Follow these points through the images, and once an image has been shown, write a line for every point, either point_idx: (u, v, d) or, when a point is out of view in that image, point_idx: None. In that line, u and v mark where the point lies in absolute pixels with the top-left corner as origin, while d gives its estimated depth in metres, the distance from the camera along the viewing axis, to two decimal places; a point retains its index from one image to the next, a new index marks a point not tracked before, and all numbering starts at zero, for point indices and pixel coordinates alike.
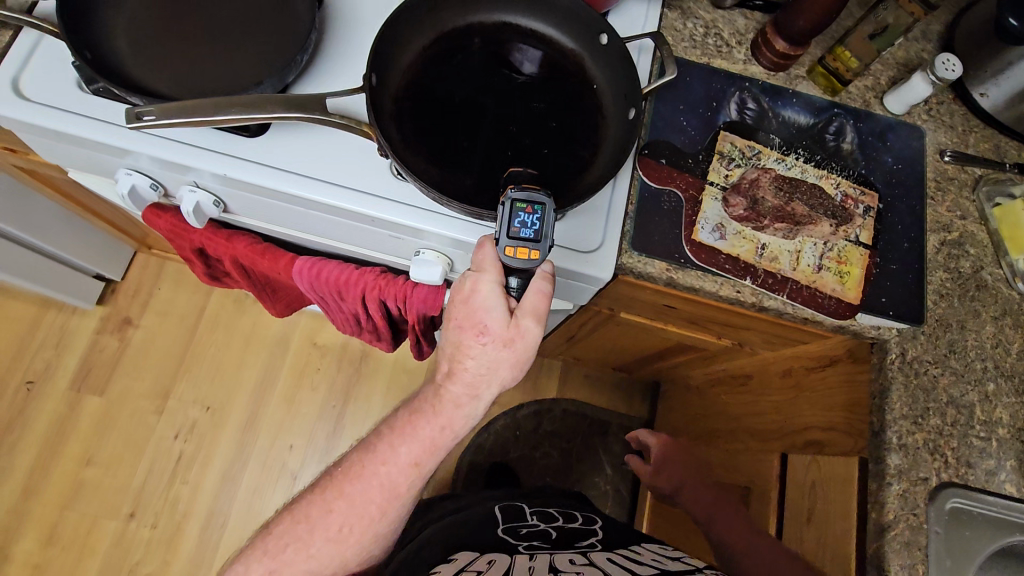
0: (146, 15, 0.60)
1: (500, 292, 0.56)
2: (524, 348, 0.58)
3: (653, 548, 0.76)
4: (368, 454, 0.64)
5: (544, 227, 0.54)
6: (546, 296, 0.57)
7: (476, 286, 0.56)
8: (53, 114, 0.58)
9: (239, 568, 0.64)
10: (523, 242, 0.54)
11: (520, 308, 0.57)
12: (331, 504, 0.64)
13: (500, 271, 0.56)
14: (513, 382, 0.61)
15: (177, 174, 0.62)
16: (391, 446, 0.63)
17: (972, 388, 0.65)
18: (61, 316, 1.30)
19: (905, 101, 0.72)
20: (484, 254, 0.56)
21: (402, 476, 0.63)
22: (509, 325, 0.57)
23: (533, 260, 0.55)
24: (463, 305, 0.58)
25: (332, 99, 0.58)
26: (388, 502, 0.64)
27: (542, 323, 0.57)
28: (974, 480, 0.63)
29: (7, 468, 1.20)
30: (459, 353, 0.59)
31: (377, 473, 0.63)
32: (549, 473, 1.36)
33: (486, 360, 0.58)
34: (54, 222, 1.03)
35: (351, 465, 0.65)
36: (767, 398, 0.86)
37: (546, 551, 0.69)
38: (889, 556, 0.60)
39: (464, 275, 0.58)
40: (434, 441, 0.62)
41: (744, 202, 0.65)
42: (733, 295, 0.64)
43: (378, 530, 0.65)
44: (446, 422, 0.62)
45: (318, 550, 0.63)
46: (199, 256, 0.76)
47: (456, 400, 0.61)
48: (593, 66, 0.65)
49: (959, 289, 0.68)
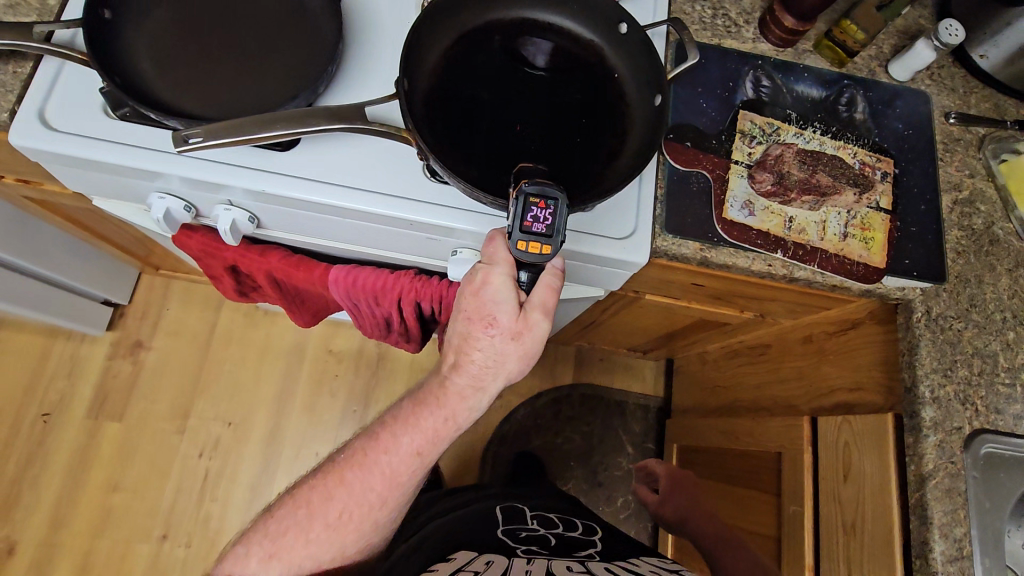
0: (169, 37, 0.59)
1: (511, 285, 0.56)
2: (532, 341, 0.58)
3: (653, 561, 0.75)
4: (371, 443, 0.65)
5: (556, 219, 0.53)
6: (554, 290, 0.57)
7: (487, 278, 0.56)
8: (83, 142, 0.57)
9: (239, 550, 0.65)
10: (535, 236, 0.53)
11: (529, 301, 0.57)
12: (331, 490, 0.65)
13: (511, 264, 0.56)
14: (518, 376, 0.61)
15: (210, 194, 0.62)
16: (393, 435, 0.64)
17: (994, 338, 0.69)
18: (70, 345, 1.28)
19: (909, 68, 0.74)
20: (496, 248, 0.56)
21: (404, 465, 0.64)
22: (518, 318, 0.57)
23: (545, 255, 0.54)
24: (473, 297, 0.57)
25: (370, 108, 0.60)
26: (388, 491, 0.64)
27: (549, 318, 0.58)
28: (1002, 425, 0.67)
29: (32, 502, 1.19)
30: (466, 344, 0.58)
31: (379, 461, 0.64)
32: (573, 457, 1.39)
33: (493, 352, 0.58)
34: (65, 252, 1.02)
35: (354, 453, 0.65)
36: (789, 365, 0.89)
37: (542, 558, 0.69)
38: (931, 503, 0.63)
39: (475, 267, 0.57)
40: (437, 432, 0.63)
41: (771, 177, 0.68)
42: (765, 269, 0.66)
43: (379, 517, 0.65)
44: (449, 414, 0.62)
45: (317, 536, 0.64)
46: (228, 273, 0.78)
47: (460, 392, 0.61)
48: (613, 55, 0.66)
49: (974, 246, 0.71)
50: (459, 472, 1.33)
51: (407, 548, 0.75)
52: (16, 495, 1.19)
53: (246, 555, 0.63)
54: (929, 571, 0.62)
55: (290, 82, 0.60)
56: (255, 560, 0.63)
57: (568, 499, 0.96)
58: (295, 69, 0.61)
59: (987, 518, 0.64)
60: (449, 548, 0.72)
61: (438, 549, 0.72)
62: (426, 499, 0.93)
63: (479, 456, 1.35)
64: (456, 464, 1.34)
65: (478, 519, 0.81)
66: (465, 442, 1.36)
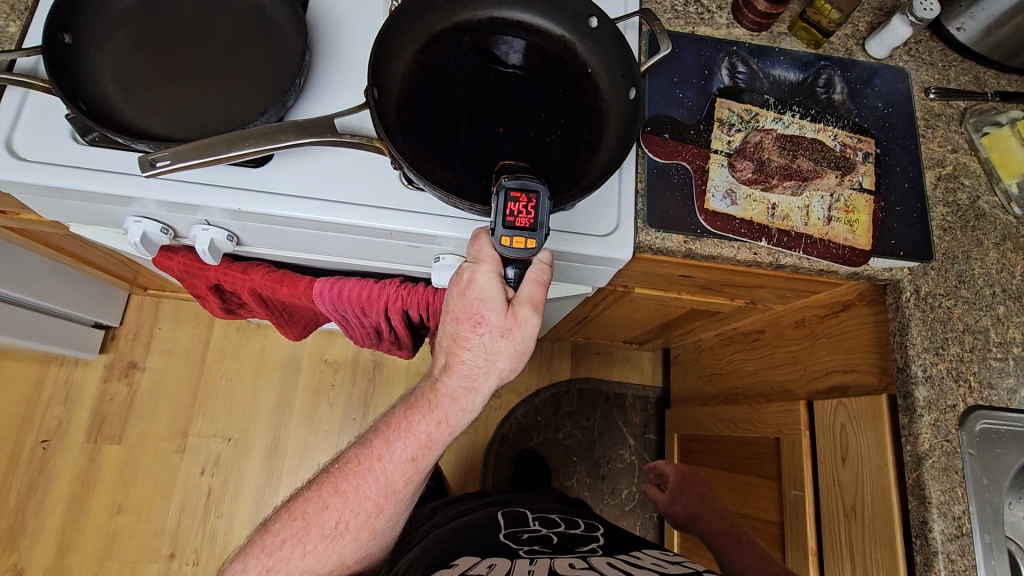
0: (132, 60, 0.59)
1: (498, 282, 0.55)
2: (523, 338, 0.57)
3: (654, 553, 0.75)
4: (364, 450, 0.65)
5: (539, 214, 0.52)
6: (543, 285, 0.57)
7: (474, 277, 0.55)
8: (53, 171, 0.56)
9: (235, 566, 0.63)
10: (519, 231, 0.52)
11: (517, 297, 0.56)
12: (326, 500, 0.64)
13: (497, 261, 0.55)
14: (511, 374, 0.60)
15: (186, 215, 0.61)
16: (386, 441, 0.64)
17: (985, 313, 0.69)
18: (64, 370, 1.27)
19: (886, 45, 0.73)
20: (480, 246, 0.55)
21: (398, 471, 0.63)
22: (506, 315, 0.56)
23: (531, 250, 0.53)
24: (460, 296, 0.56)
25: (340, 120, 0.59)
26: (384, 499, 0.64)
27: (539, 313, 0.57)
28: (996, 400, 0.67)
29: (37, 528, 1.19)
30: (456, 345, 0.58)
31: (373, 469, 0.63)
32: (575, 452, 1.39)
33: (484, 351, 0.57)
34: (52, 278, 1.01)
35: (348, 462, 0.65)
36: (783, 349, 0.89)
37: (545, 556, 0.68)
38: (928, 482, 0.63)
39: (461, 266, 0.56)
40: (431, 436, 0.62)
41: (751, 165, 0.66)
42: (751, 257, 0.65)
43: (377, 526, 0.65)
44: (441, 417, 0.61)
45: (314, 548, 0.63)
46: (213, 292, 0.77)
47: (451, 394, 0.60)
48: (585, 50, 0.65)
49: (961, 221, 0.71)
50: (463, 473, 1.34)
51: (412, 554, 0.73)
52: (20, 522, 1.19)
53: (244, 569, 0.62)
54: (930, 550, 0.61)
55: (259, 97, 0.59)
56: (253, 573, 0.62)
57: (569, 502, 0.97)
58: (265, 85, 0.60)
59: (986, 494, 0.64)
60: (454, 550, 0.71)
61: (444, 550, 0.72)
62: (427, 511, 0.93)
63: (481, 458, 1.35)
64: (459, 466, 1.34)
65: (483, 521, 0.81)
66: (466, 442, 1.36)
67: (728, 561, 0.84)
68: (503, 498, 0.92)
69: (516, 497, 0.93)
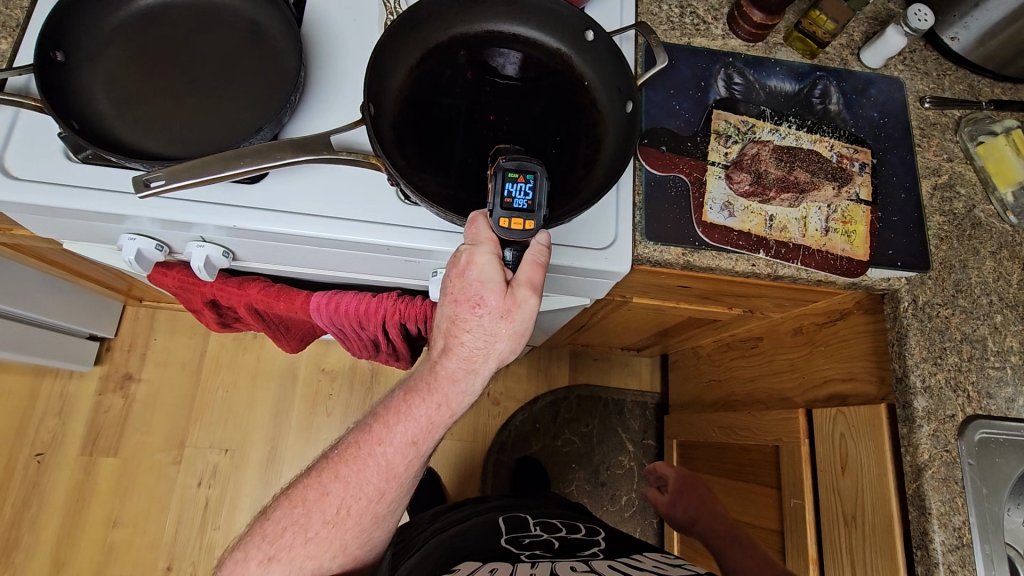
0: (126, 77, 0.58)
1: (496, 264, 0.53)
2: (522, 320, 0.54)
3: (655, 556, 0.74)
4: (364, 435, 0.61)
5: (537, 196, 0.52)
6: (541, 266, 0.54)
7: (471, 260, 0.53)
8: (47, 189, 0.56)
9: (236, 556, 0.60)
10: (517, 212, 0.52)
11: (515, 279, 0.54)
12: (326, 487, 0.60)
13: (496, 243, 0.53)
14: (512, 357, 0.57)
15: (182, 232, 0.61)
16: (386, 425, 0.60)
17: (982, 323, 0.69)
18: (57, 384, 1.26)
19: (881, 55, 0.74)
20: (478, 228, 0.53)
21: (399, 456, 0.60)
22: (505, 296, 0.53)
23: (529, 232, 0.52)
24: (458, 279, 0.54)
25: (336, 137, 0.59)
26: (385, 484, 0.60)
27: (538, 294, 0.54)
28: (995, 409, 0.67)
29: (33, 543, 1.17)
30: (455, 328, 0.55)
31: (373, 454, 0.60)
32: (574, 458, 1.38)
33: (482, 333, 0.54)
34: (44, 292, 1.00)
35: (347, 447, 0.61)
36: (782, 356, 0.89)
37: (546, 561, 0.68)
38: (929, 493, 0.63)
39: (458, 249, 0.54)
40: (431, 420, 0.58)
41: (748, 177, 0.67)
42: (749, 269, 0.65)
43: (379, 512, 0.61)
44: (441, 400, 0.58)
45: (316, 534, 0.59)
46: (208, 307, 0.77)
47: (451, 376, 0.57)
48: (581, 62, 0.65)
49: (957, 230, 0.71)
50: (462, 479, 1.33)
51: (413, 561, 0.73)
52: (15, 537, 1.17)
53: (244, 559, 0.58)
54: (931, 561, 0.61)
55: (253, 113, 0.59)
56: (254, 564, 0.58)
57: (570, 507, 0.97)
58: (261, 102, 0.60)
59: (986, 504, 0.64)
60: (455, 556, 0.71)
61: (445, 558, 0.71)
62: (428, 518, 0.92)
63: (480, 465, 1.34)
64: (458, 473, 1.34)
65: (484, 527, 0.80)
66: (465, 449, 1.35)
67: (728, 561, 0.84)
68: (504, 503, 0.91)
69: (517, 503, 0.92)
